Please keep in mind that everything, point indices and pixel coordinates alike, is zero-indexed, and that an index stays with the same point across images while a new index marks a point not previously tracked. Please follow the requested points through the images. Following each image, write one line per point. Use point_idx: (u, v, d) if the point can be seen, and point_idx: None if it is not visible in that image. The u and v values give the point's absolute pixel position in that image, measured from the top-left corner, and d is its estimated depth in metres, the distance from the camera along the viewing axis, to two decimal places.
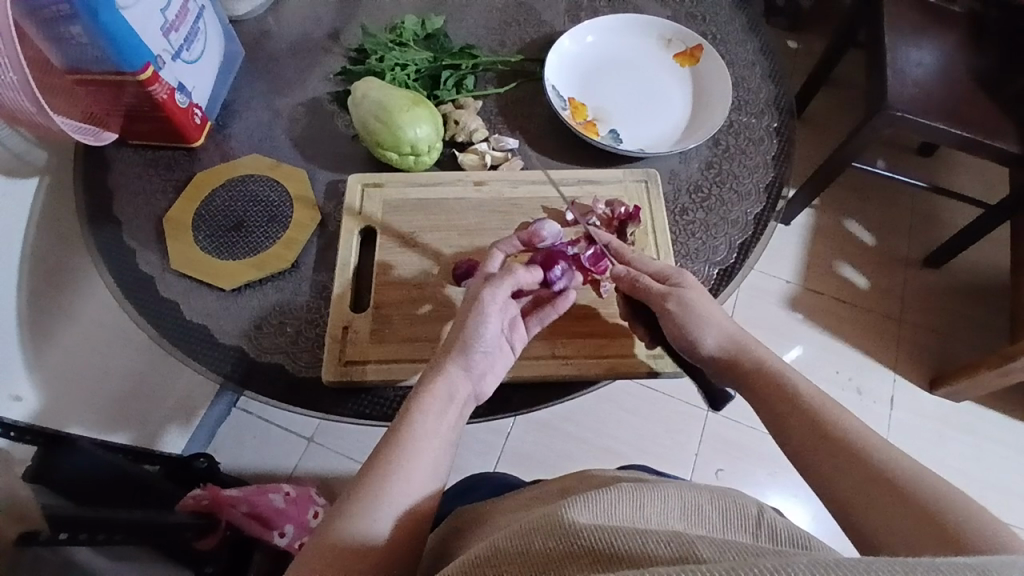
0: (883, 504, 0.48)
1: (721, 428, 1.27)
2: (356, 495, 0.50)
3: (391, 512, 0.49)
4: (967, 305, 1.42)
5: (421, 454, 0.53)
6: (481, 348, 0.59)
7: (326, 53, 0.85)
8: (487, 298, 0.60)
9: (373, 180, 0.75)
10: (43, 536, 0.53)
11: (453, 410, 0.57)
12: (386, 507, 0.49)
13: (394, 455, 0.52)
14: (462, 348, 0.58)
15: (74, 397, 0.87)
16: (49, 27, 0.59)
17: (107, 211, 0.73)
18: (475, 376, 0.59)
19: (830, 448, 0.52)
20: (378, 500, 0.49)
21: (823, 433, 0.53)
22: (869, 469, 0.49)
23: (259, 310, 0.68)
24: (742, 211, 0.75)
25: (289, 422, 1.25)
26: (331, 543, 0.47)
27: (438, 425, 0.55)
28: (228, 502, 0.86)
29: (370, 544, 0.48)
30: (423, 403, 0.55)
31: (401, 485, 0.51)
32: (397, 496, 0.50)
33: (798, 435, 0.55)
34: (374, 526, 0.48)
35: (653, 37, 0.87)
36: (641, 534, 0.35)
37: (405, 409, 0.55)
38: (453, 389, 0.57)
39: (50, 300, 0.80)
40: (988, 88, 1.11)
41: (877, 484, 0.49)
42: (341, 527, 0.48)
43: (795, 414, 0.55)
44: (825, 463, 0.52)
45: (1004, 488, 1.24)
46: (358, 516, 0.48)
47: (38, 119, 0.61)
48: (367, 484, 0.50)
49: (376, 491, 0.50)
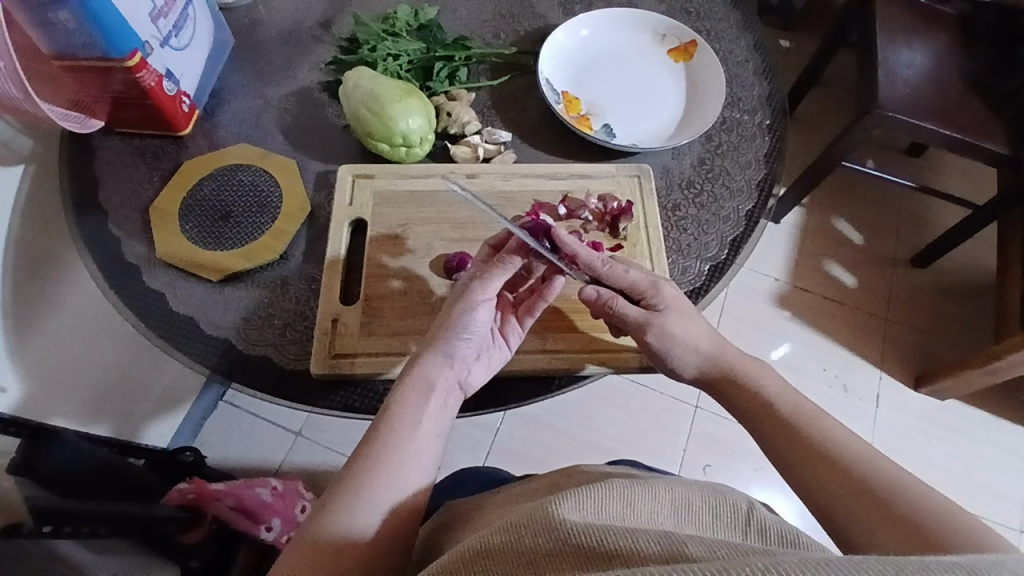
0: (867, 509, 0.49)
1: (711, 423, 1.28)
2: (340, 490, 0.50)
3: (377, 505, 0.49)
4: (954, 304, 1.43)
5: (402, 447, 0.52)
6: (467, 338, 0.59)
7: (317, 42, 0.84)
8: (477, 292, 0.61)
9: (364, 171, 0.74)
10: (26, 527, 0.52)
11: (436, 403, 0.56)
12: (369, 500, 0.49)
13: (379, 450, 0.52)
14: (449, 341, 0.59)
15: (57, 388, 0.86)
16: (35, 11, 0.58)
17: (92, 199, 0.72)
18: (457, 368, 0.59)
19: (812, 460, 0.53)
20: (359, 494, 0.49)
21: (805, 446, 0.54)
22: (849, 481, 0.51)
23: (246, 301, 0.67)
24: (734, 207, 0.75)
25: (276, 415, 1.24)
26: (314, 538, 0.47)
27: (418, 419, 0.54)
28: (213, 495, 0.86)
29: (354, 537, 0.47)
30: (398, 397, 0.55)
31: (383, 478, 0.50)
32: (380, 489, 0.50)
33: (786, 435, 0.56)
34: (359, 518, 0.48)
35: (648, 33, 0.87)
36: (630, 534, 0.35)
37: (384, 405, 0.55)
38: (431, 385, 0.57)
39: (33, 290, 0.79)
40: (978, 89, 1.12)
41: (856, 494, 0.50)
42: (323, 522, 0.48)
43: (782, 423, 0.57)
44: (807, 473, 0.53)
45: (989, 485, 1.26)
46: (341, 510, 0.48)
47: (22, 105, 0.60)
48: (349, 478, 0.50)
49: (358, 486, 0.50)
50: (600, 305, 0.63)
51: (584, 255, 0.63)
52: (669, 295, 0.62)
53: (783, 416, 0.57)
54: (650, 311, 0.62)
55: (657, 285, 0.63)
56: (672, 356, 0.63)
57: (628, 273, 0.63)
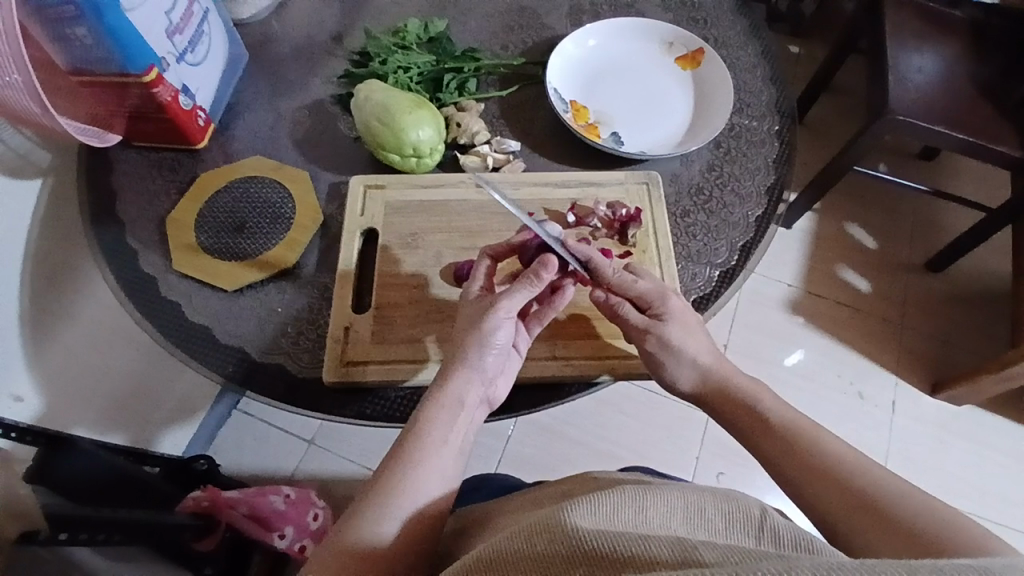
0: (869, 518, 0.49)
1: (724, 430, 1.27)
2: (367, 503, 0.50)
3: (405, 517, 0.50)
4: (969, 309, 1.42)
5: (431, 460, 0.53)
6: (492, 353, 0.59)
7: (329, 56, 0.86)
8: (499, 307, 0.59)
9: (375, 182, 0.75)
10: (42, 534, 0.53)
11: (463, 419, 0.57)
12: (398, 512, 0.50)
13: (405, 464, 0.52)
14: (476, 357, 0.58)
15: (75, 397, 0.87)
16: (54, 28, 0.60)
17: (110, 211, 0.73)
18: (486, 384, 0.59)
19: (812, 474, 0.54)
20: (389, 504, 0.50)
21: (805, 461, 0.54)
22: (849, 494, 0.51)
23: (260, 310, 0.68)
24: (743, 213, 0.75)
25: (290, 424, 1.25)
26: (343, 546, 0.48)
27: (446, 435, 0.55)
28: (228, 504, 0.86)
29: (382, 547, 0.48)
30: (431, 412, 0.56)
31: (411, 491, 0.51)
32: (409, 501, 0.51)
33: (787, 447, 0.56)
34: (388, 529, 0.49)
35: (655, 41, 0.87)
36: (643, 539, 0.35)
37: (415, 417, 0.56)
38: (461, 401, 0.57)
39: (52, 300, 0.80)
40: (990, 93, 1.12)
41: (858, 507, 0.50)
42: (353, 531, 0.48)
43: (781, 436, 0.57)
44: (809, 486, 0.53)
45: (1007, 493, 1.24)
46: (371, 520, 0.49)
47: (42, 120, 0.61)
48: (378, 489, 0.51)
49: (387, 497, 0.50)
50: (609, 308, 0.64)
51: (597, 262, 0.64)
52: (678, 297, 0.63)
53: (782, 429, 0.58)
54: (654, 319, 0.63)
55: (665, 296, 0.63)
56: (682, 363, 0.63)
57: (637, 282, 0.63)
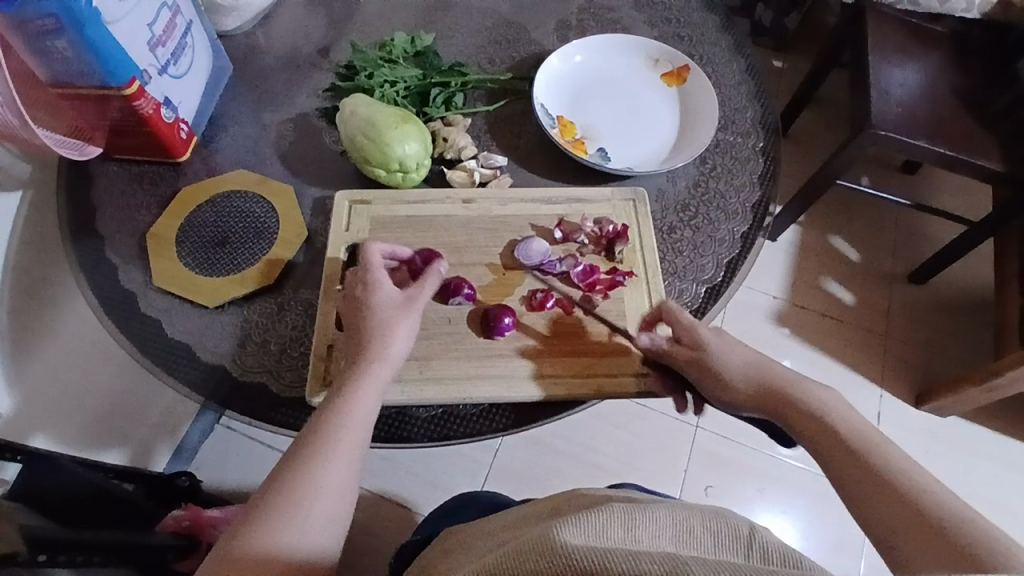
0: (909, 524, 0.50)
1: (712, 442, 1.28)
2: (269, 500, 0.51)
3: (314, 525, 0.50)
4: (952, 319, 1.44)
5: (338, 458, 0.53)
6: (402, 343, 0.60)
7: (315, 69, 0.85)
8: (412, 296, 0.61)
9: (360, 197, 0.74)
10: (21, 557, 0.52)
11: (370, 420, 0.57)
12: (303, 511, 0.50)
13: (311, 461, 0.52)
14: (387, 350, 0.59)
15: (55, 414, 0.85)
16: (35, 41, 0.59)
17: (91, 226, 0.72)
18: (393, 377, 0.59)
19: (866, 478, 0.54)
20: (295, 507, 0.50)
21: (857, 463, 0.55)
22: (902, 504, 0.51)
23: (241, 327, 0.67)
24: (729, 229, 0.75)
25: (274, 439, 1.23)
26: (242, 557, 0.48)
27: (356, 428, 0.55)
28: (209, 522, 0.85)
29: (287, 552, 0.48)
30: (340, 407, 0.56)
31: (317, 489, 0.51)
32: (317, 508, 0.51)
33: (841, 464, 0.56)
34: (298, 539, 0.49)
35: (641, 57, 0.88)
36: (632, 556, 0.35)
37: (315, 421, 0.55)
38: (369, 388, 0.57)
39: (31, 316, 0.79)
40: (971, 106, 1.13)
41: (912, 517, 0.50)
42: (259, 529, 0.49)
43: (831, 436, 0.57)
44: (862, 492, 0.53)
45: (994, 501, 1.25)
46: (282, 529, 0.49)
47: (20, 132, 0.60)
48: (276, 496, 0.51)
49: (292, 498, 0.50)
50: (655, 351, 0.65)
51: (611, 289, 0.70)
52: (711, 338, 0.63)
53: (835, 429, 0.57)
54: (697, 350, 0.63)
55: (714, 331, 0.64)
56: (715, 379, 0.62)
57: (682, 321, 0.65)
